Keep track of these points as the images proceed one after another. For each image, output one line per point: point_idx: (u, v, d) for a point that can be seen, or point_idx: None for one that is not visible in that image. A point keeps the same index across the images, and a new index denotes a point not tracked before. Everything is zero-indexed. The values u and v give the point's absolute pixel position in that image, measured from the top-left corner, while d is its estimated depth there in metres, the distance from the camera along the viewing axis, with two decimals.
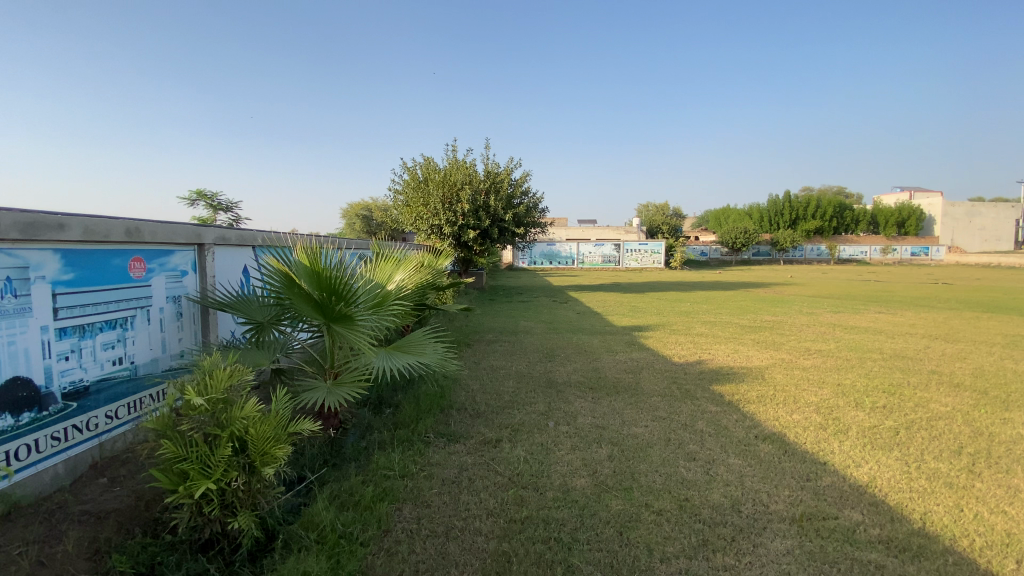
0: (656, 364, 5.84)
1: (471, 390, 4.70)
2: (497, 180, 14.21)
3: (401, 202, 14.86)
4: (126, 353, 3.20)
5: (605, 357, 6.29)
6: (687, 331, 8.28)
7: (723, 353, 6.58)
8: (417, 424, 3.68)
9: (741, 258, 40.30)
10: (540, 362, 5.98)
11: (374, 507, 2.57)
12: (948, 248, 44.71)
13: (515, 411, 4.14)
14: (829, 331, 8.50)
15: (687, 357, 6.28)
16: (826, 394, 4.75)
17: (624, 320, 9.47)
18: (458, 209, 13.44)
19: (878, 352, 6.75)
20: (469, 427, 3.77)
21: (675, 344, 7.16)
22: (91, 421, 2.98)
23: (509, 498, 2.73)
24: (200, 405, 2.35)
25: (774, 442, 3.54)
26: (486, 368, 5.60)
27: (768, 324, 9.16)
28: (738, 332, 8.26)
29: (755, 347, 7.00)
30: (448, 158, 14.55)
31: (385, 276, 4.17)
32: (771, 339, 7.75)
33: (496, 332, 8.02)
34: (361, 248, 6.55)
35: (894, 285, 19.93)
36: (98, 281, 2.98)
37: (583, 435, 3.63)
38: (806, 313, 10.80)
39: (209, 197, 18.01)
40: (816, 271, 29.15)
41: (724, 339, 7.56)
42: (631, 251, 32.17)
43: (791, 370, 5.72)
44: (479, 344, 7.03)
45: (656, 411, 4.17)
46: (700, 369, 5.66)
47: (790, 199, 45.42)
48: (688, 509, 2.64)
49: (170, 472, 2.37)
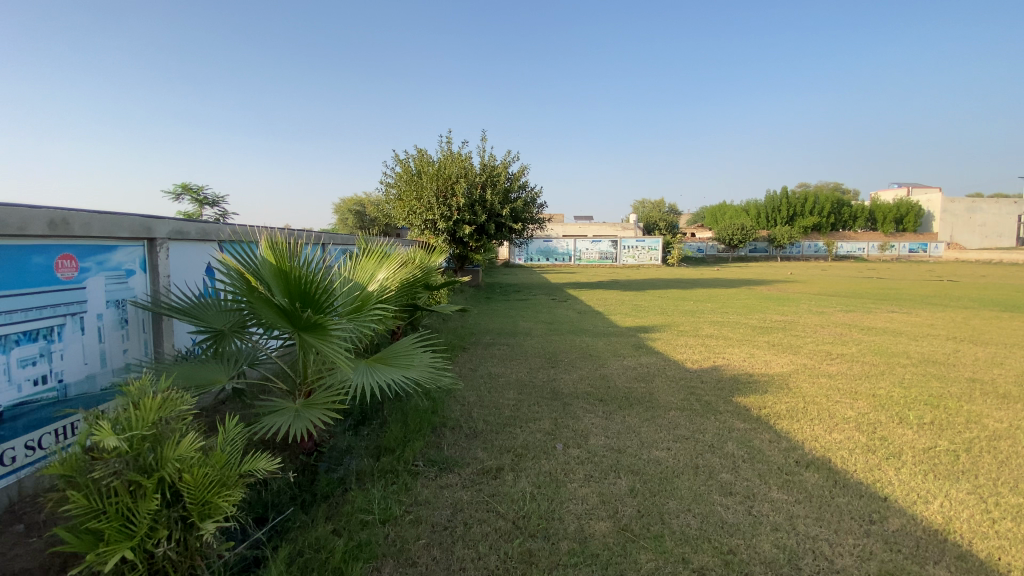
0: (670, 370, 5.36)
1: (466, 402, 4.20)
2: (494, 174, 13.66)
3: (393, 196, 14.30)
4: (52, 370, 2.62)
5: (613, 362, 5.79)
6: (696, 332, 7.82)
7: (740, 357, 6.11)
8: (404, 449, 3.17)
9: (739, 254, 39.97)
10: (542, 368, 5.46)
11: (345, 568, 2.05)
12: (946, 244, 44.54)
13: (517, 429, 3.62)
14: (846, 332, 8.07)
15: (702, 362, 5.80)
16: (862, 407, 4.29)
17: (629, 320, 8.99)
18: (453, 203, 12.89)
19: (904, 356, 6.31)
20: (464, 452, 3.26)
21: (686, 346, 6.69)
22: (7, 455, 2.39)
23: (514, 552, 2.21)
24: (117, 447, 1.80)
25: (821, 471, 3.06)
26: (483, 376, 5.08)
27: (780, 324, 8.72)
28: (751, 333, 7.80)
29: (772, 350, 6.54)
30: (442, 151, 14.00)
31: (365, 275, 3.63)
32: (787, 340, 7.30)
33: (493, 334, 7.49)
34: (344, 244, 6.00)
35: (898, 282, 19.61)
36: (15, 285, 2.40)
37: (597, 461, 3.13)
38: (816, 312, 10.37)
39: (194, 190, 17.35)
40: (816, 269, 28.85)
41: (738, 341, 7.10)
42: (629, 247, 31.71)
43: (816, 377, 5.27)
44: (475, 348, 6.51)
45: (678, 429, 3.67)
46: (719, 376, 5.18)
47: (788, 195, 45.11)
48: (736, 567, 2.14)
49: (81, 530, 1.82)
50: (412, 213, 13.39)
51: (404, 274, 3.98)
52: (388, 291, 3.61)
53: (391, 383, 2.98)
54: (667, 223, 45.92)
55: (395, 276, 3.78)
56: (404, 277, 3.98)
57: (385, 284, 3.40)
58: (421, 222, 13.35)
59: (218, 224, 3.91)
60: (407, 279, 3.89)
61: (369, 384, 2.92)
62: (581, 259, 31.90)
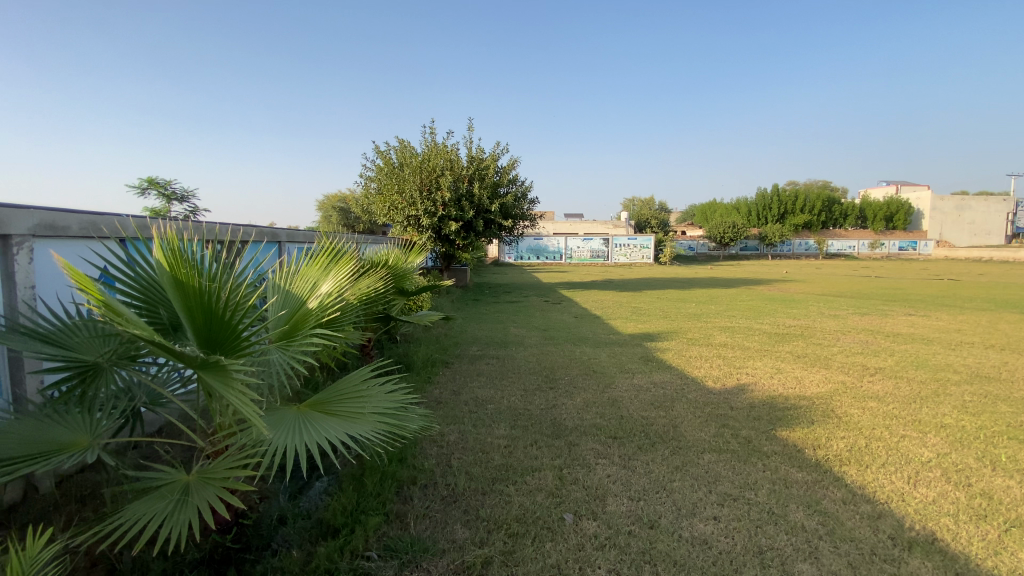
0: (692, 393, 4.51)
1: (445, 444, 3.31)
2: (482, 166, 12.72)
3: (374, 190, 13.33)
4: None
5: (621, 380, 4.92)
6: (708, 340, 6.99)
7: (766, 373, 5.28)
8: (353, 531, 2.29)
9: (731, 253, 39.45)
10: (539, 390, 4.57)
11: None
12: (935, 242, 44.43)
13: (510, 488, 2.75)
14: (872, 339, 7.30)
15: (726, 381, 4.96)
16: (938, 445, 3.54)
17: (632, 326, 8.14)
18: (437, 198, 11.96)
19: (950, 371, 5.54)
20: (438, 529, 2.38)
21: (701, 359, 5.84)
22: None
23: None
24: None
25: (933, 557, 2.24)
26: (468, 403, 4.20)
27: (797, 331, 7.92)
28: (769, 341, 7.00)
29: (800, 363, 5.72)
30: (426, 142, 13.03)
31: (307, 285, 2.65)
32: (811, 350, 6.51)
33: (481, 345, 6.57)
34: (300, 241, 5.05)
35: (900, 282, 18.87)
36: None
37: (622, 544, 2.26)
38: (829, 316, 9.63)
39: (161, 184, 16.14)
40: (810, 267, 28.43)
41: (757, 352, 6.27)
42: (621, 245, 30.95)
43: (862, 400, 4.47)
44: (460, 363, 5.62)
45: (721, 484, 2.83)
46: (750, 400, 4.33)
47: (779, 192, 44.75)
48: None
49: None
50: (393, 208, 12.41)
51: (364, 282, 3.06)
52: (337, 304, 2.64)
53: (326, 441, 2.07)
54: (659, 220, 45.27)
55: (349, 283, 2.86)
56: (365, 286, 3.06)
57: (328, 295, 2.49)
58: (403, 219, 12.37)
59: (100, 214, 3.04)
60: (366, 289, 2.97)
61: (294, 445, 2.01)
62: (572, 258, 31.08)
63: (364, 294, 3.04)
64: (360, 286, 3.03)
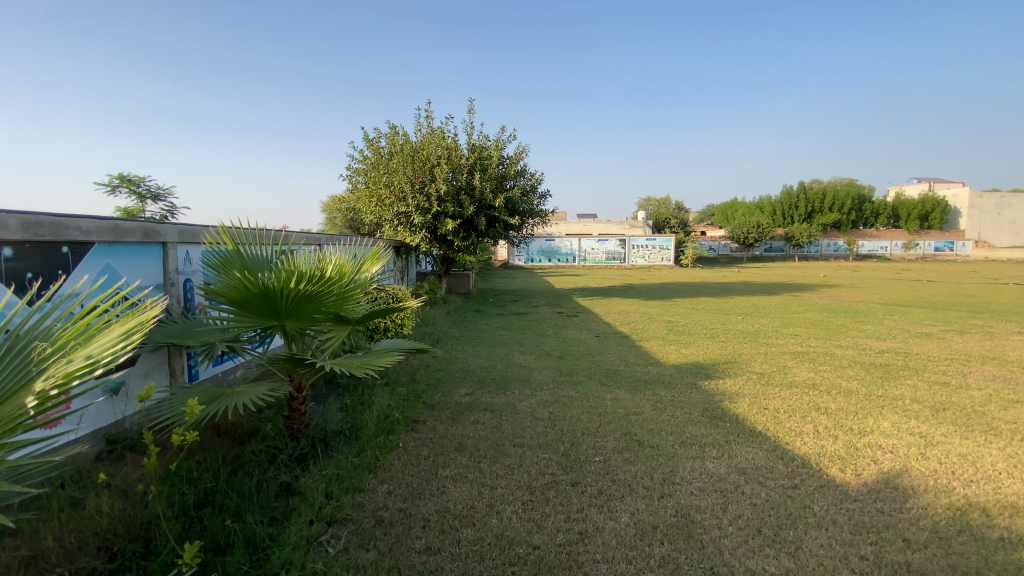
0: (820, 502, 2.65)
1: None
2: (484, 155, 10.88)
3: (361, 184, 11.60)
4: None
5: (685, 463, 3.06)
6: (785, 378, 5.07)
7: (908, 448, 3.38)
8: None
9: (754, 254, 37.27)
10: (552, 488, 2.75)
11: None
12: (973, 241, 41.52)
13: None
14: (1008, 374, 5.31)
15: (858, 469, 3.08)
16: None
17: (674, 351, 6.27)
18: (431, 191, 10.21)
19: None
20: None
21: (793, 416, 3.95)
22: None
23: None
24: None
25: None
26: (429, 529, 2.40)
27: (895, 359, 5.96)
28: (870, 379, 5.06)
29: (949, 427, 3.78)
30: (420, 128, 11.25)
31: None
32: (940, 395, 4.56)
33: (472, 385, 4.73)
34: (174, 239, 3.64)
35: (960, 287, 16.54)
36: None
37: None
38: (920, 335, 7.57)
39: (133, 181, 14.49)
40: (845, 269, 26.15)
41: (868, 401, 4.33)
42: (639, 246, 28.95)
43: None
44: (435, 421, 3.79)
45: None
46: (933, 524, 2.45)
47: (805, 189, 42.39)
48: None
49: None
50: (382, 204, 10.67)
51: (107, 339, 1.27)
52: None
53: None
54: (677, 220, 43.21)
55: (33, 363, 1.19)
56: (106, 348, 1.25)
57: None
58: (393, 216, 10.59)
59: None
60: (86, 363, 1.17)
61: None
62: (586, 261, 29.18)
63: (107, 365, 1.25)
64: (90, 349, 1.24)
